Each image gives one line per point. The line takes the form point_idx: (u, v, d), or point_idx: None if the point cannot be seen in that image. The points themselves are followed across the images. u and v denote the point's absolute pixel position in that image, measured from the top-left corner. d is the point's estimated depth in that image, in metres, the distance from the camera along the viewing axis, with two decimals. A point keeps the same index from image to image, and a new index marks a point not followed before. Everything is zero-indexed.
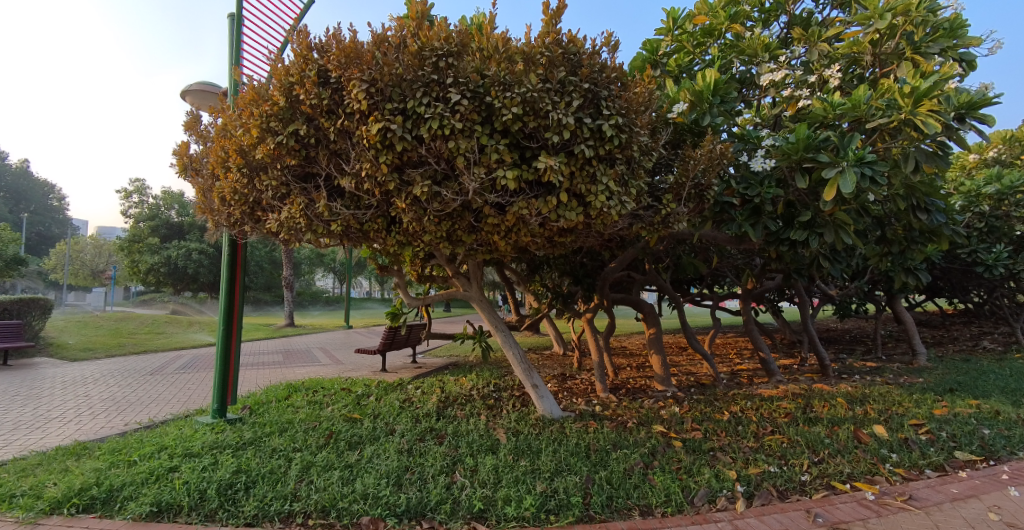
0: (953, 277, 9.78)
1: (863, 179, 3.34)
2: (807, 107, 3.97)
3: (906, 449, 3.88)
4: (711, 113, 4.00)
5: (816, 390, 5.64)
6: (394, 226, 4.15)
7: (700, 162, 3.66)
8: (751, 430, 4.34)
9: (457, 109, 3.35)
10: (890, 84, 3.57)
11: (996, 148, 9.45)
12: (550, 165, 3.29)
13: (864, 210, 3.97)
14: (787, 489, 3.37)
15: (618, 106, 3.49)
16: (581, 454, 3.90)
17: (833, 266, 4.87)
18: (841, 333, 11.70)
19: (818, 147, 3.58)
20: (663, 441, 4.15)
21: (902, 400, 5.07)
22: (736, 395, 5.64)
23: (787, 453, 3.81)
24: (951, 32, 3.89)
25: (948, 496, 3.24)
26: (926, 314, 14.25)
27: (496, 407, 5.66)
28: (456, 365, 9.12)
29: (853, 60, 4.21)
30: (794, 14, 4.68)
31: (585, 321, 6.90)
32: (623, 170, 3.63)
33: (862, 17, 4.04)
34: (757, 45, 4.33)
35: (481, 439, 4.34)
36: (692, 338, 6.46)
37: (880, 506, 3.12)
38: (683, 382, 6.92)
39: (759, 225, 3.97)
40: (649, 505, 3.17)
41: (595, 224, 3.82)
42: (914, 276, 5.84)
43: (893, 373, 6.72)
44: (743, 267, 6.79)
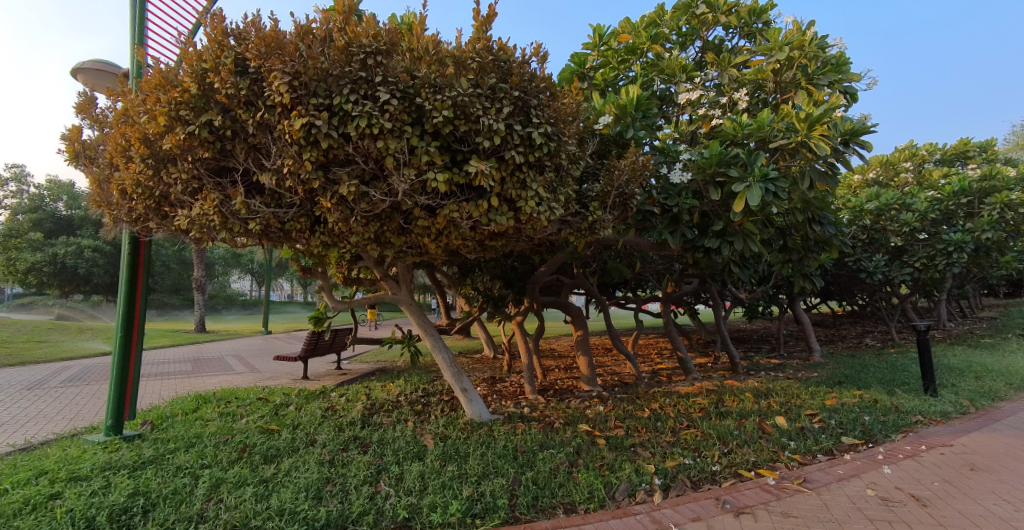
0: (841, 282, 11.01)
1: (767, 194, 3.67)
2: (719, 125, 4.31)
3: (803, 437, 4.32)
4: (634, 127, 4.21)
5: (727, 386, 6.11)
6: (319, 227, 3.98)
7: (624, 172, 3.87)
8: (668, 425, 4.62)
9: (386, 109, 3.28)
10: (789, 109, 3.94)
11: (873, 171, 10.81)
12: (480, 170, 3.31)
13: (768, 221, 4.35)
14: (700, 479, 3.61)
15: (548, 115, 3.58)
16: (509, 456, 3.95)
17: (742, 272, 5.30)
18: (749, 333, 12.76)
19: (729, 162, 3.88)
20: (588, 440, 4.30)
21: (799, 393, 5.62)
22: (656, 392, 5.97)
23: (701, 446, 4.10)
24: (837, 67, 4.35)
25: (835, 477, 3.64)
26: (819, 316, 15.93)
27: (425, 413, 5.57)
28: (383, 371, 8.87)
29: (758, 86, 4.55)
30: (707, 39, 5.03)
31: (515, 324, 6.99)
32: (552, 178, 3.73)
33: (764, 48, 4.44)
34: (675, 66, 4.64)
35: (408, 446, 4.25)
36: (617, 338, 6.73)
37: (779, 490, 3.44)
38: (609, 382, 7.21)
39: (677, 233, 4.23)
40: (573, 503, 3.26)
41: (526, 228, 3.89)
42: (810, 281, 6.50)
43: (793, 369, 7.43)
44: (664, 272, 7.20)
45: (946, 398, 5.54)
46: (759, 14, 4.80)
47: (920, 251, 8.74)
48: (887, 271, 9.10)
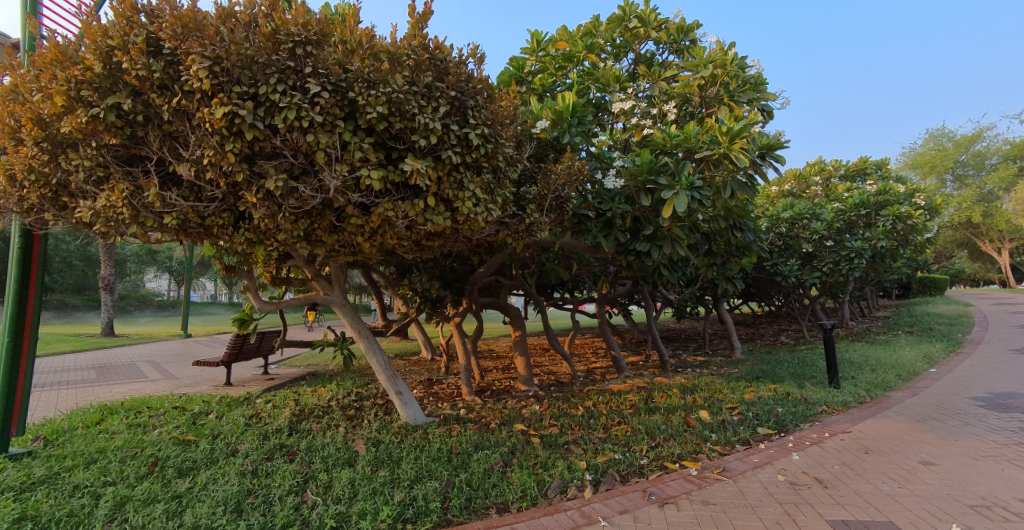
0: (760, 284, 11.89)
1: (693, 202, 3.89)
2: (650, 135, 4.49)
3: (723, 429, 4.62)
4: (570, 132, 4.29)
5: (656, 383, 6.42)
6: (244, 223, 3.75)
7: (560, 177, 3.96)
8: (601, 422, 4.78)
9: (317, 102, 3.15)
10: (713, 122, 4.17)
11: (788, 183, 11.95)
12: (416, 169, 3.27)
13: (694, 227, 4.61)
14: (629, 472, 3.76)
15: (485, 117, 3.59)
16: (443, 458, 3.92)
17: (671, 274, 5.58)
18: (678, 333, 13.47)
19: (658, 171, 4.07)
20: (523, 439, 4.37)
21: (720, 388, 6.00)
22: (591, 391, 6.16)
23: (630, 441, 4.27)
24: (756, 86, 4.68)
25: (750, 465, 3.93)
26: (741, 316, 17.12)
27: (358, 418, 5.39)
28: (314, 375, 8.50)
29: (685, 99, 4.82)
30: (639, 52, 5.25)
31: (454, 325, 6.95)
32: (489, 179, 3.75)
33: (691, 64, 4.68)
34: (609, 76, 4.81)
35: (339, 453, 4.09)
36: (554, 338, 6.88)
37: (700, 479, 3.65)
38: (545, 381, 7.35)
39: (610, 236, 4.38)
40: (505, 503, 3.29)
41: (463, 229, 3.88)
42: (731, 284, 6.95)
43: (716, 365, 7.95)
44: (600, 274, 7.44)
45: (846, 389, 6.13)
46: (686, 32, 5.09)
47: (827, 257, 9.63)
48: (798, 275, 9.93)
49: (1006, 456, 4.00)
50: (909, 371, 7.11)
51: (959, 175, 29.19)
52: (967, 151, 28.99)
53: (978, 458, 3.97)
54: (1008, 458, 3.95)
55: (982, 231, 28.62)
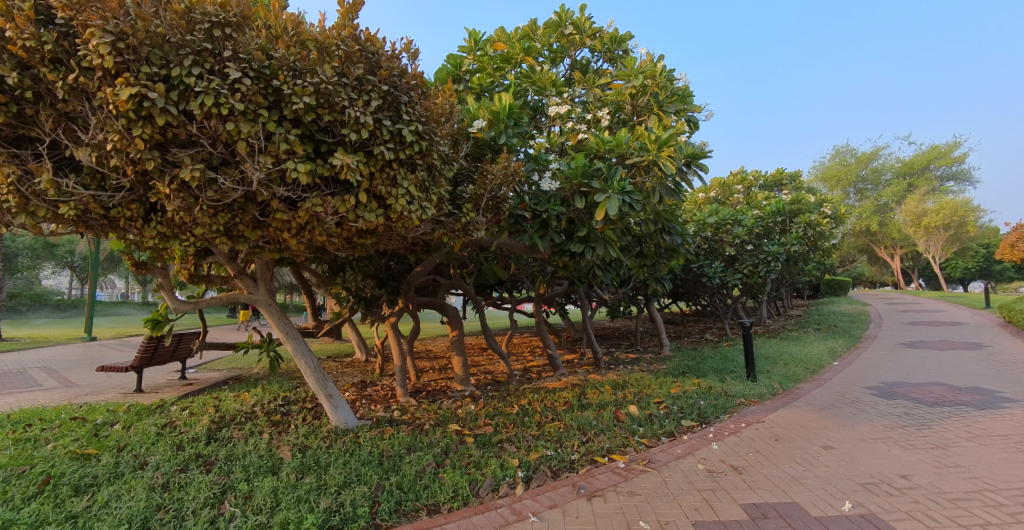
0: (688, 285, 12.59)
1: (624, 206, 4.02)
2: (584, 140, 4.63)
3: (650, 422, 4.85)
4: (506, 133, 4.31)
5: (589, 380, 6.63)
6: (155, 215, 3.46)
7: (496, 177, 3.99)
8: (535, 420, 4.86)
9: (238, 88, 2.97)
10: (643, 130, 4.32)
11: (713, 191, 12.66)
12: (347, 164, 3.19)
13: (626, 229, 4.79)
14: (560, 468, 3.85)
15: (419, 113, 3.54)
16: (373, 462, 3.84)
17: (605, 275, 5.78)
18: (613, 331, 13.96)
19: (592, 174, 4.16)
20: (457, 440, 4.37)
21: (649, 384, 6.30)
22: (526, 389, 6.26)
23: (562, 437, 4.37)
24: (682, 98, 4.93)
25: (673, 455, 4.15)
26: (671, 315, 18.03)
27: (284, 423, 5.13)
28: (238, 379, 7.99)
29: (617, 107, 4.94)
30: (574, 59, 5.38)
31: (389, 325, 6.80)
32: (424, 177, 3.72)
33: (623, 74, 4.86)
34: (546, 80, 4.90)
35: (261, 461, 3.87)
36: (491, 337, 6.92)
37: (627, 471, 3.81)
38: (482, 380, 7.38)
39: (546, 237, 4.47)
40: (436, 504, 3.27)
41: (397, 227, 3.82)
42: (661, 284, 7.31)
43: (646, 362, 8.34)
44: (537, 273, 7.56)
45: (761, 382, 6.63)
46: (619, 43, 5.28)
47: (748, 260, 10.36)
48: (722, 276, 10.61)
49: (891, 439, 4.51)
50: (815, 364, 7.82)
51: (860, 189, 32.56)
52: (866, 166, 32.35)
53: (869, 441, 4.44)
54: (893, 440, 4.44)
55: (877, 238, 32.06)
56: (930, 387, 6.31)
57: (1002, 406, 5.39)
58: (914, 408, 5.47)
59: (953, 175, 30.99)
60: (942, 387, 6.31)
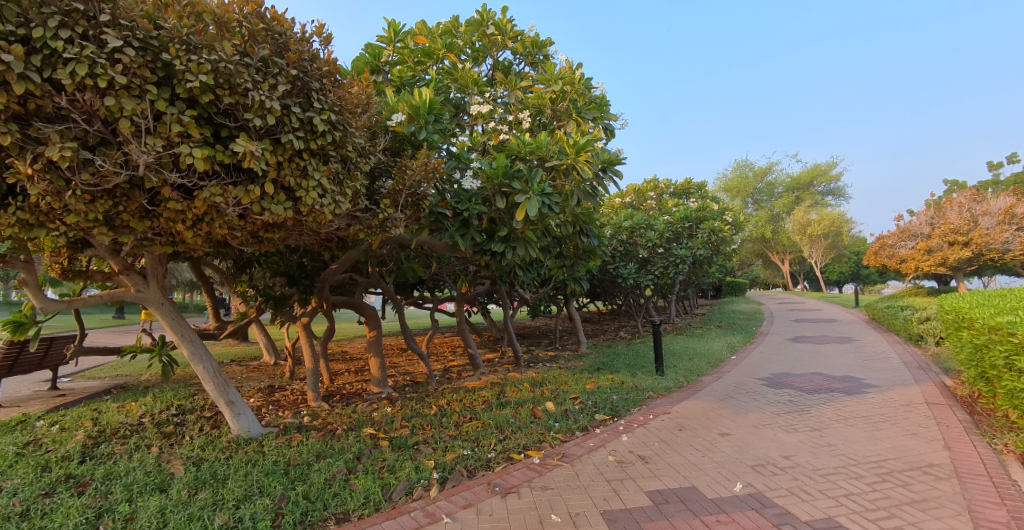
0: (605, 285, 13.16)
1: (544, 207, 4.07)
2: (505, 140, 4.67)
3: (565, 418, 5.00)
4: (427, 129, 4.22)
5: (508, 378, 6.71)
6: (13, 199, 2.98)
7: (415, 173, 3.92)
8: (453, 420, 4.84)
9: (119, 59, 2.64)
10: (562, 134, 4.37)
11: (629, 196, 13.76)
12: (251, 151, 2.97)
13: (546, 231, 4.88)
14: (476, 467, 3.85)
15: (332, 102, 3.39)
16: (278, 472, 3.61)
17: (526, 274, 5.86)
18: (534, 330, 14.24)
19: (513, 175, 4.18)
20: (371, 444, 4.26)
21: (566, 380, 6.50)
22: (445, 389, 6.20)
23: (480, 436, 4.38)
24: (600, 107, 5.10)
25: (586, 448, 4.30)
26: (589, 314, 18.76)
27: (176, 435, 4.65)
28: (124, 388, 7.13)
29: (538, 110, 5.03)
30: (496, 59, 5.41)
31: (301, 325, 6.43)
32: (337, 169, 3.57)
33: (544, 78, 4.95)
34: (467, 78, 4.86)
35: (147, 477, 3.48)
36: (411, 338, 6.80)
37: (542, 467, 3.89)
38: (400, 382, 7.22)
39: (467, 236, 4.44)
40: (346, 512, 3.13)
41: (307, 221, 3.62)
42: (579, 284, 7.56)
43: (564, 359, 8.62)
44: (459, 272, 7.50)
45: (668, 376, 7.10)
46: (540, 48, 5.39)
47: (659, 262, 10.97)
48: (636, 277, 11.13)
49: (776, 423, 5.02)
50: (715, 359, 8.51)
51: (756, 201, 36.07)
52: (762, 180, 35.89)
53: (759, 427, 4.91)
54: (779, 425, 4.94)
55: (770, 244, 35.68)
56: (809, 377, 7.11)
57: (865, 391, 6.21)
58: (796, 396, 6.13)
59: (831, 191, 35.31)
60: (819, 376, 7.13)
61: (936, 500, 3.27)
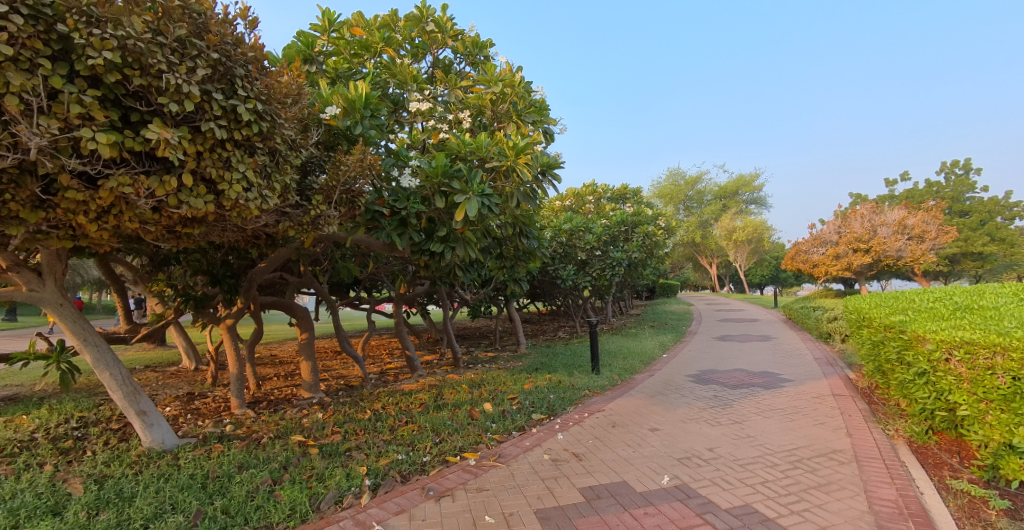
0: (545, 286, 13.37)
1: (483, 208, 4.05)
2: (445, 139, 4.62)
3: (503, 418, 5.02)
4: (362, 124, 4.08)
5: (447, 380, 6.64)
6: None
7: (350, 169, 3.78)
8: (388, 424, 4.73)
9: (3, 27, 2.33)
10: (502, 136, 4.37)
11: (569, 200, 14.07)
12: (165, 138, 2.74)
13: (487, 232, 4.87)
14: (410, 471, 3.78)
15: (258, 91, 3.20)
16: (193, 486, 3.34)
17: (466, 275, 5.82)
18: (474, 331, 14.19)
19: (452, 175, 4.14)
20: (299, 452, 4.06)
21: (505, 381, 6.53)
22: (381, 393, 6.04)
23: (415, 440, 4.30)
24: (540, 111, 5.17)
25: (522, 448, 4.33)
26: (530, 315, 18.99)
27: (75, 450, 4.18)
28: (11, 399, 6.33)
29: (478, 111, 5.01)
30: (437, 57, 5.34)
31: (225, 328, 6.01)
32: (264, 162, 3.37)
33: (484, 79, 4.94)
34: (406, 74, 4.76)
35: (36, 500, 3.10)
36: (345, 340, 6.56)
37: (478, 468, 3.87)
38: (333, 386, 6.95)
39: (404, 235, 4.35)
40: (269, 525, 2.95)
41: (231, 216, 3.39)
42: (520, 285, 7.62)
43: (504, 360, 8.66)
44: (398, 272, 7.33)
45: (604, 375, 7.32)
46: (480, 48, 5.38)
47: (597, 264, 11.23)
48: (574, 279, 11.38)
49: (702, 418, 5.31)
50: (648, 357, 8.88)
51: (687, 207, 38.14)
52: (693, 188, 38.01)
53: (685, 421, 5.18)
54: (704, 419, 5.24)
55: (700, 249, 37.86)
56: (732, 373, 7.59)
57: (780, 386, 6.72)
58: (720, 391, 6.53)
59: (754, 200, 38.04)
60: (741, 372, 7.64)
61: (838, 482, 3.60)
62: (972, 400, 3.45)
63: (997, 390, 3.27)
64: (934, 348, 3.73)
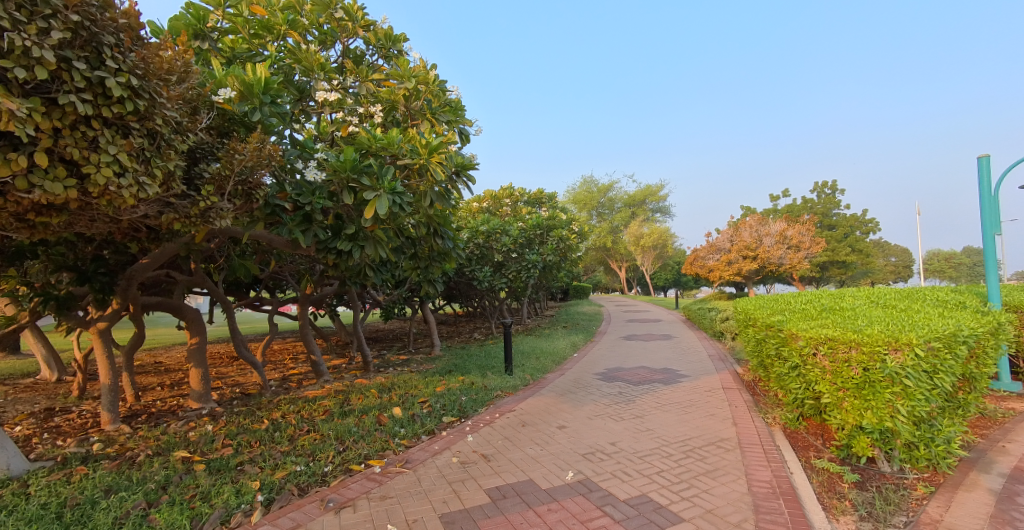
0: (461, 287, 13.30)
1: (394, 206, 3.91)
2: (355, 134, 4.47)
3: (412, 422, 4.89)
4: (262, 110, 3.78)
5: (355, 384, 6.35)
6: None
7: (246, 158, 3.49)
8: (286, 434, 4.42)
9: None
10: (415, 133, 4.25)
11: (486, 202, 14.13)
12: (9, 109, 2.33)
13: (399, 231, 4.73)
14: (309, 483, 3.55)
15: (132, 63, 2.83)
16: (42, 517, 2.87)
17: (377, 275, 5.61)
18: (387, 333, 13.78)
19: (362, 170, 3.96)
20: (181, 469, 3.66)
21: (416, 384, 6.38)
22: (281, 400, 5.63)
23: (316, 450, 4.06)
24: (455, 111, 5.14)
25: (431, 452, 4.24)
26: (446, 316, 18.81)
27: None
28: None
29: (391, 106, 4.85)
30: (347, 46, 5.10)
31: (96, 332, 5.27)
32: (142, 145, 2.98)
33: (396, 74, 4.79)
34: (313, 60, 4.48)
35: None
36: (242, 345, 6.03)
37: (383, 475, 3.73)
38: (227, 395, 6.37)
39: (308, 232, 4.11)
40: None
41: (99, 204, 2.97)
42: (435, 286, 7.50)
43: (417, 363, 8.48)
44: (304, 271, 6.88)
45: (516, 375, 7.41)
46: (394, 42, 5.24)
47: (512, 266, 11.42)
48: (490, 280, 11.46)
49: (607, 414, 5.57)
50: (559, 357, 9.17)
51: (601, 214, 40.05)
52: (606, 195, 39.99)
53: (592, 418, 5.40)
54: (609, 415, 5.50)
55: (612, 253, 39.90)
56: (635, 371, 8.06)
57: (678, 381, 7.25)
58: (625, 388, 6.90)
59: (661, 209, 40.91)
60: (643, 370, 8.13)
61: (723, 468, 3.95)
62: (833, 389, 3.92)
63: (852, 380, 3.75)
64: (805, 344, 4.16)
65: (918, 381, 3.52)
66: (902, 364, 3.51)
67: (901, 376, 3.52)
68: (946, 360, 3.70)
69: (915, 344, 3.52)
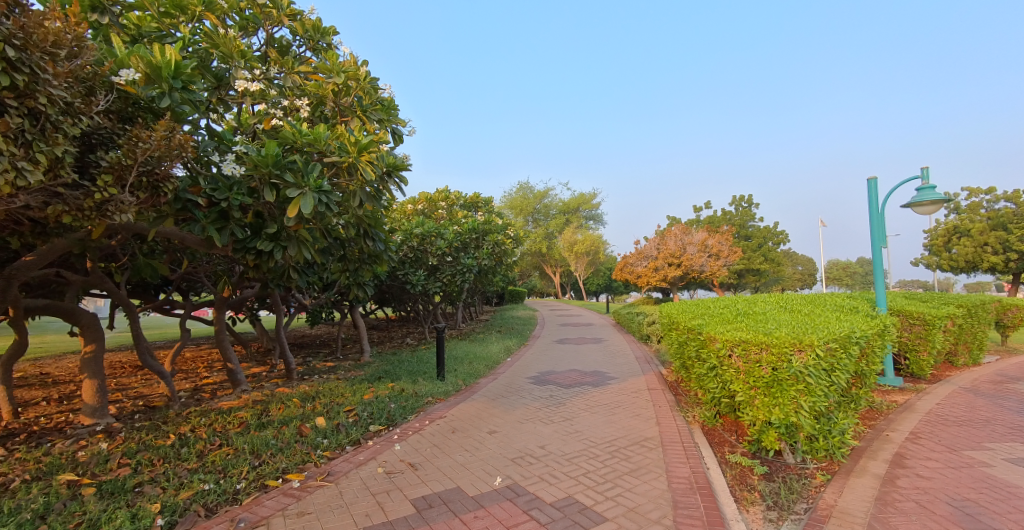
0: (394, 291, 12.95)
1: (320, 205, 3.72)
2: (278, 127, 4.24)
3: (336, 433, 4.66)
4: (172, 96, 3.44)
5: (275, 394, 5.97)
6: None
7: (151, 148, 3.18)
8: (194, 449, 4.06)
9: None
10: (343, 130, 4.08)
11: (421, 204, 13.92)
12: None
13: (325, 231, 4.51)
14: (218, 503, 3.28)
15: (8, 32, 2.51)
16: None
17: (301, 277, 5.31)
18: (313, 339, 13.20)
19: (285, 166, 3.74)
20: (65, 495, 3.24)
21: (342, 392, 6.11)
22: (190, 413, 5.18)
23: (228, 466, 3.76)
24: (386, 109, 4.99)
25: (355, 464, 4.06)
26: (377, 321, 18.26)
27: None
28: None
29: (319, 100, 4.64)
30: (271, 35, 4.82)
31: None
32: (20, 125, 2.65)
33: (325, 67, 4.58)
34: (232, 47, 4.16)
35: None
36: (147, 353, 5.47)
37: (302, 490, 3.52)
38: (128, 408, 5.76)
39: (224, 230, 3.83)
40: None
41: None
42: (365, 290, 7.23)
43: (345, 370, 8.13)
44: (221, 273, 6.38)
45: (448, 381, 7.30)
46: (323, 34, 5.03)
47: (447, 270, 11.32)
48: (424, 284, 11.26)
49: (537, 417, 5.63)
50: (493, 362, 9.16)
51: (537, 220, 40.76)
52: (542, 202, 40.86)
53: (522, 422, 5.42)
54: (539, 419, 5.56)
55: (547, 259, 40.73)
56: (566, 374, 8.23)
57: (606, 383, 7.48)
58: (555, 391, 7.01)
59: (594, 217, 42.39)
60: (574, 373, 8.32)
61: (646, 466, 4.11)
62: (746, 388, 4.21)
63: (762, 379, 4.04)
64: (721, 346, 4.42)
65: (818, 378, 3.89)
66: (805, 364, 3.86)
67: (804, 374, 3.86)
68: (841, 359, 4.10)
69: (815, 345, 3.88)
